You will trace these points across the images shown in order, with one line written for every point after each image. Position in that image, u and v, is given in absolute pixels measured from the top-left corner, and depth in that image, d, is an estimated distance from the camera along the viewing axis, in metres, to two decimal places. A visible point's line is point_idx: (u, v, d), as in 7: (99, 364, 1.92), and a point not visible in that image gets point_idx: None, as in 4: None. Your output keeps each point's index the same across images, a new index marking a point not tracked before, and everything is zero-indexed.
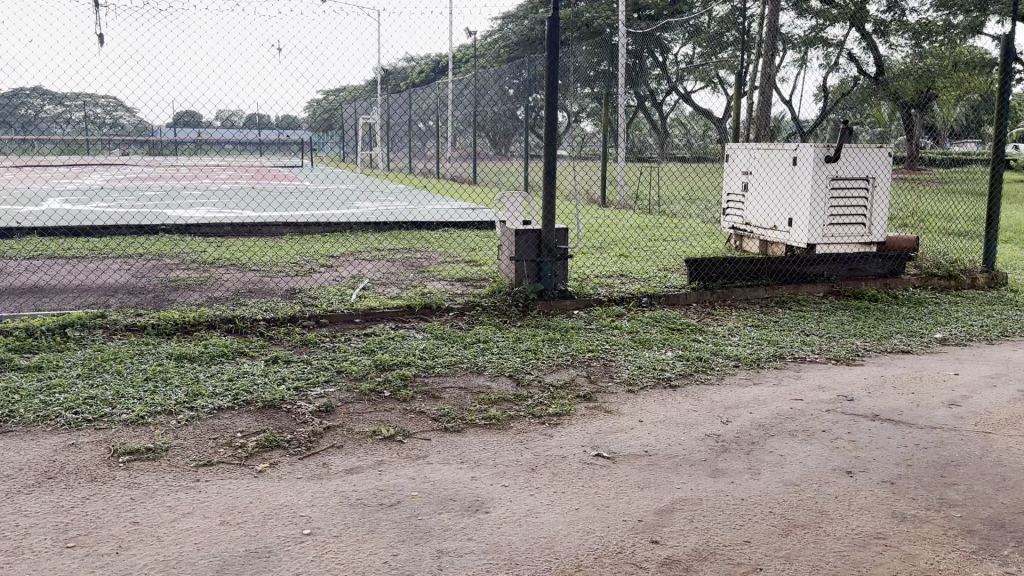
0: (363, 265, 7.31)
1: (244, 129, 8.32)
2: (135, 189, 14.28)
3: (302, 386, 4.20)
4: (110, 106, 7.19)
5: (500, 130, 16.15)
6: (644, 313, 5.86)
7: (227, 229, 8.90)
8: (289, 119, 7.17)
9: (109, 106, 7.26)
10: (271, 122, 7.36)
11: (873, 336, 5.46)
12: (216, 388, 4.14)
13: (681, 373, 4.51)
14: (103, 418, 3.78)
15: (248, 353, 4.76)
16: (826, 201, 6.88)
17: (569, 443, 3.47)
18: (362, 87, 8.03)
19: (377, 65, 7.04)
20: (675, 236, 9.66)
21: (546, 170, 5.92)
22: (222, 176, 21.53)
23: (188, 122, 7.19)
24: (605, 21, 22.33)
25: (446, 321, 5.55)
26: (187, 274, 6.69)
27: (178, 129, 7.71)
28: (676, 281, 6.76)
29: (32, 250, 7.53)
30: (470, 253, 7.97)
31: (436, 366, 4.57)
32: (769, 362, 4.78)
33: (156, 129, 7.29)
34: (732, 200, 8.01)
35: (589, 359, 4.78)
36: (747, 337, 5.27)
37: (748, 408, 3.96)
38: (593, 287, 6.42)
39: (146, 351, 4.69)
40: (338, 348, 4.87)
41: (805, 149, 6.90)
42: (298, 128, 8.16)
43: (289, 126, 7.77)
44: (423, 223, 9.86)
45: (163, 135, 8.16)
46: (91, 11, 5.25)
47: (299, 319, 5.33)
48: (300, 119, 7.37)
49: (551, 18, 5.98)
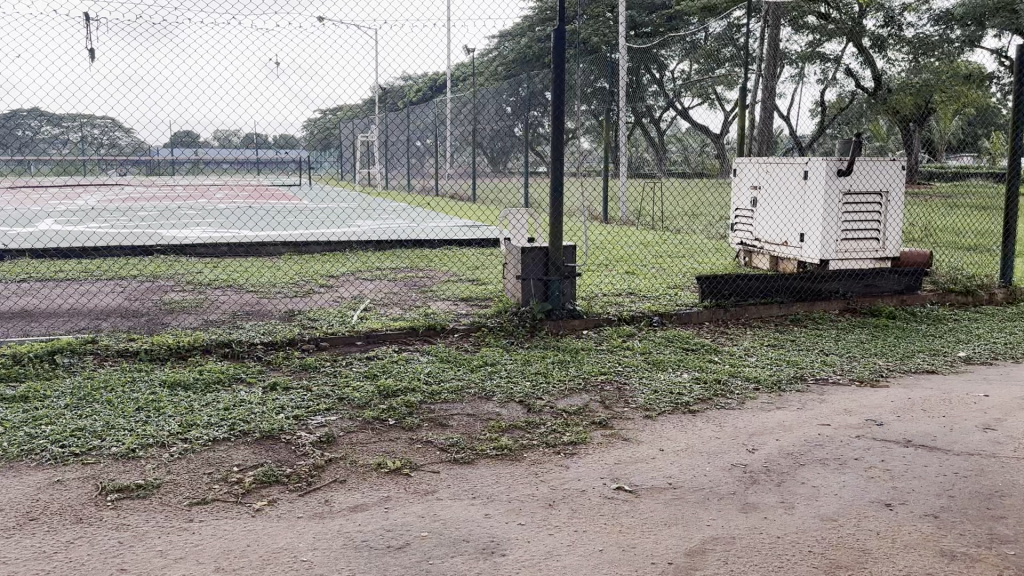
0: (364, 285, 7.12)
1: (242, 148, 8.13)
2: (130, 210, 14.09)
3: (302, 415, 3.98)
4: (106, 126, 7.00)
5: (499, 147, 16.03)
6: (656, 332, 5.66)
7: (225, 249, 8.70)
8: (289, 137, 6.96)
9: (105, 127, 7.06)
10: (270, 140, 7.16)
11: (895, 355, 5.27)
12: (211, 418, 3.92)
13: (699, 396, 4.30)
14: (91, 452, 3.56)
15: (245, 379, 4.55)
16: (838, 216, 6.71)
17: (588, 475, 3.25)
18: (363, 103, 7.84)
19: (378, 80, 6.84)
20: (681, 252, 9.47)
21: (552, 187, 5.73)
22: (219, 195, 21.40)
23: (186, 140, 6.99)
24: (603, 38, 22.32)
25: (452, 343, 5.35)
26: (182, 296, 6.48)
27: (176, 149, 7.52)
28: (687, 298, 6.55)
29: (24, 272, 7.32)
30: (473, 272, 7.78)
31: (442, 392, 4.36)
32: (790, 384, 4.57)
33: (153, 149, 7.09)
34: (741, 215, 7.85)
35: (602, 382, 4.57)
36: (765, 357, 5.07)
37: (773, 435, 3.76)
38: (602, 306, 6.23)
39: (138, 378, 4.48)
40: (340, 373, 4.65)
41: (816, 163, 6.72)
42: (298, 146, 7.96)
43: (289, 145, 7.58)
44: (424, 241, 9.67)
45: (160, 155, 7.97)
46: (82, 25, 5.02)
47: (298, 343, 5.12)
48: (299, 137, 7.16)
49: (556, 30, 5.81)
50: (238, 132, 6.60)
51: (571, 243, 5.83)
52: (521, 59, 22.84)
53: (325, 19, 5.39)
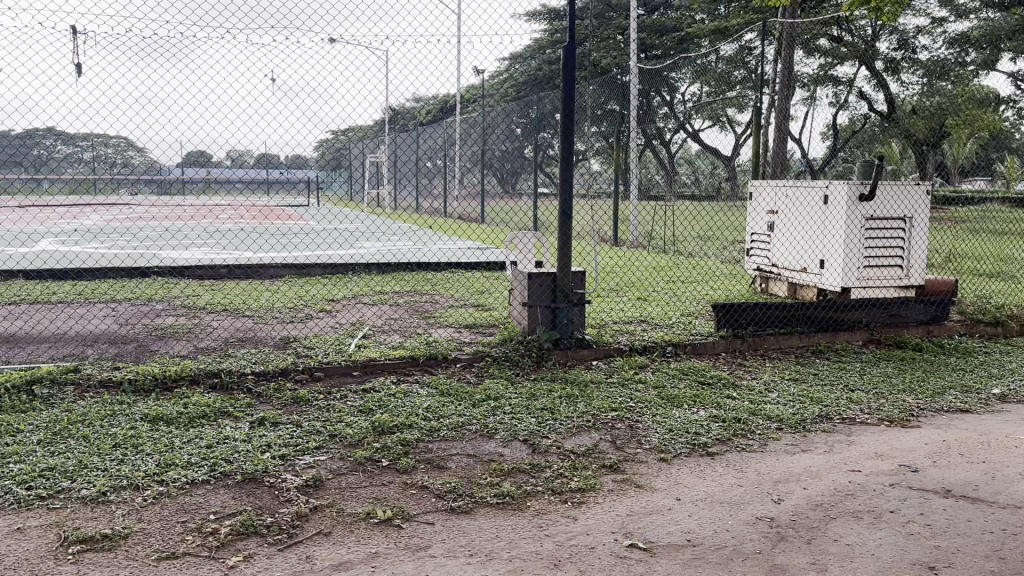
0: (366, 310, 6.86)
1: (253, 169, 7.94)
2: (133, 230, 13.90)
3: (289, 454, 3.70)
4: (117, 146, 6.81)
5: (507, 168, 15.83)
6: (670, 364, 5.37)
7: (225, 271, 8.48)
8: (299, 158, 6.72)
9: (118, 147, 6.88)
10: (281, 162, 6.94)
11: (925, 392, 4.96)
12: (192, 458, 3.64)
13: (718, 437, 4.00)
14: (58, 495, 3.28)
15: (232, 413, 4.27)
16: (860, 242, 6.43)
17: (597, 529, 2.95)
18: (375, 123, 7.61)
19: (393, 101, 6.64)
20: (694, 277, 9.19)
21: (560, 211, 5.46)
22: (225, 215, 21.28)
23: (198, 160, 6.74)
24: (613, 61, 22.21)
25: (454, 374, 5.06)
26: (176, 321, 6.23)
27: (186, 169, 7.31)
28: (703, 327, 6.24)
29: (16, 294, 7.10)
30: (479, 297, 7.52)
31: (441, 428, 4.07)
32: (814, 423, 4.29)
33: (166, 169, 6.89)
34: (757, 241, 7.59)
35: (613, 419, 4.28)
36: (786, 393, 4.78)
37: (799, 483, 3.46)
38: (613, 334, 5.95)
39: (119, 412, 4.21)
40: (333, 407, 4.37)
41: (838, 186, 6.45)
42: (307, 168, 7.73)
43: (299, 165, 7.33)
44: (429, 264, 9.43)
45: (171, 176, 7.78)
46: (69, 39, 4.65)
47: (291, 373, 4.86)
48: (309, 158, 6.92)
49: (567, 48, 5.58)
50: (249, 153, 6.37)
51: (580, 268, 5.55)
52: (531, 80, 22.77)
53: (334, 41, 5.14)
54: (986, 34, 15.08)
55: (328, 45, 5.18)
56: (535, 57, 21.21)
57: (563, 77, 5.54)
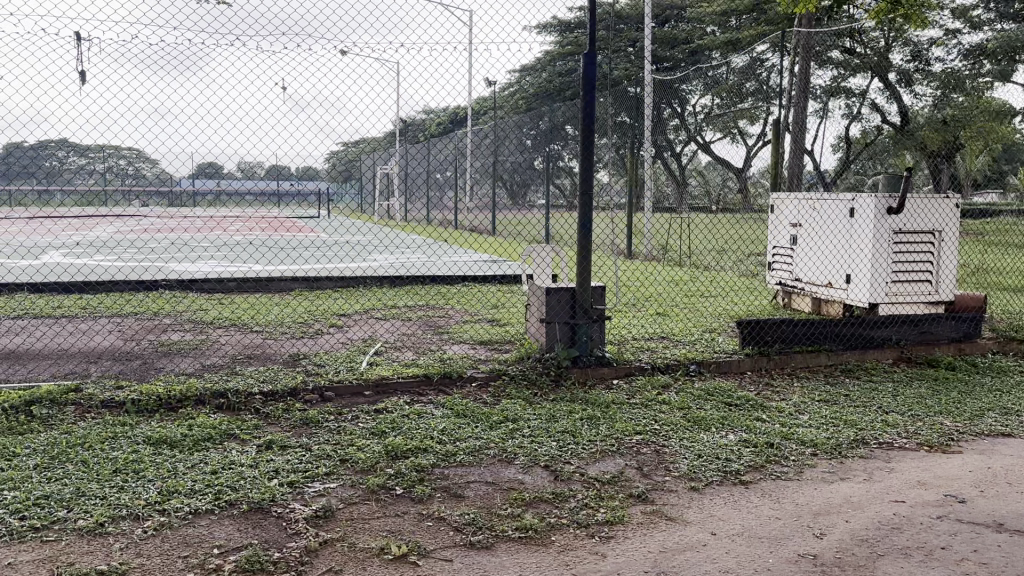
0: (378, 325, 6.67)
1: (265, 181, 7.79)
2: (141, 242, 13.79)
3: (298, 481, 3.51)
4: (127, 159, 6.67)
5: (518, 180, 15.66)
6: (694, 383, 5.15)
7: (234, 284, 8.32)
8: (312, 170, 6.55)
9: (127, 160, 6.74)
10: (294, 173, 6.77)
11: (963, 414, 4.73)
12: (195, 485, 3.45)
13: (751, 464, 3.81)
14: (52, 526, 3.10)
15: (239, 436, 4.08)
16: (889, 256, 6.22)
17: (628, 568, 2.75)
18: (389, 134, 7.44)
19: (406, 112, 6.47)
20: (713, 291, 8.98)
21: (580, 224, 5.27)
22: (234, 227, 21.18)
23: (209, 171, 6.58)
24: (625, 73, 22.07)
25: (469, 394, 4.86)
26: (183, 337, 6.05)
27: (198, 181, 7.16)
28: (726, 344, 6.04)
29: (20, 308, 6.94)
30: (494, 311, 7.33)
31: (458, 453, 3.87)
32: (850, 450, 4.10)
33: (176, 181, 6.74)
34: (779, 254, 7.42)
35: (638, 443, 4.07)
36: (818, 416, 4.58)
37: (840, 517, 3.25)
38: (633, 351, 5.74)
39: (121, 434, 4.02)
40: (343, 429, 4.17)
41: (865, 200, 6.27)
42: (319, 179, 7.57)
43: (311, 177, 7.16)
44: (441, 277, 9.25)
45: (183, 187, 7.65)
46: (73, 46, 4.48)
47: (301, 393, 4.66)
48: (321, 170, 6.74)
49: (586, 58, 5.40)
50: (261, 165, 6.21)
51: (599, 283, 5.34)
52: (541, 92, 22.61)
53: (347, 52, 4.97)
54: (1003, 45, 14.70)
55: (343, 55, 5.00)
56: (546, 69, 21.05)
57: (582, 87, 5.37)
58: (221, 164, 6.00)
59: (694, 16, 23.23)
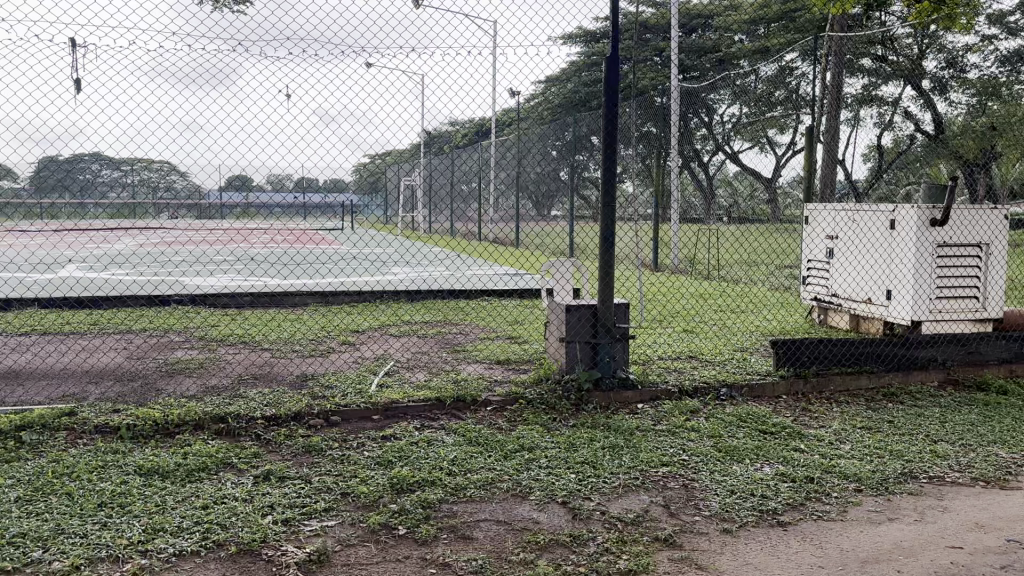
0: (391, 343, 6.41)
1: (288, 194, 7.59)
2: (159, 256, 13.68)
3: (295, 519, 3.24)
4: (148, 178, 6.46)
5: (542, 191, 15.38)
6: (725, 408, 4.82)
7: (247, 299, 8.12)
8: (337, 182, 6.30)
9: (146, 179, 6.54)
10: (318, 186, 6.54)
11: (1019, 444, 4.36)
12: (184, 522, 3.19)
13: (789, 503, 3.50)
14: (23, 569, 2.84)
15: (236, 465, 3.82)
16: (932, 271, 5.85)
17: None
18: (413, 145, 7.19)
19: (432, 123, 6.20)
20: (742, 306, 8.62)
21: (602, 239, 4.96)
22: (258, 240, 21.11)
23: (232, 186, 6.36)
24: (651, 82, 21.76)
25: (483, 419, 4.57)
26: (190, 355, 5.82)
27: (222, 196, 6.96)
28: (759, 364, 5.69)
29: (28, 325, 6.77)
30: (513, 328, 7.04)
31: (468, 486, 3.58)
32: (897, 486, 3.76)
33: (198, 195, 6.53)
34: (815, 267, 7.07)
35: (665, 476, 3.75)
36: (860, 447, 4.24)
37: (890, 566, 2.92)
38: (659, 373, 5.41)
39: (111, 462, 3.78)
40: (348, 458, 3.90)
41: (906, 211, 5.91)
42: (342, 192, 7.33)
43: (335, 190, 6.92)
44: (460, 291, 8.98)
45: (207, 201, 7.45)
46: (69, 52, 4.20)
47: (305, 417, 4.40)
48: (346, 183, 6.50)
49: (609, 62, 5.07)
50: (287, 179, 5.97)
51: (623, 301, 5.02)
52: (566, 103, 22.37)
53: (369, 65, 4.71)
54: None
55: (365, 68, 4.74)
56: (570, 80, 20.79)
57: (604, 92, 5.07)
58: (243, 179, 5.74)
59: (721, 26, 22.92)
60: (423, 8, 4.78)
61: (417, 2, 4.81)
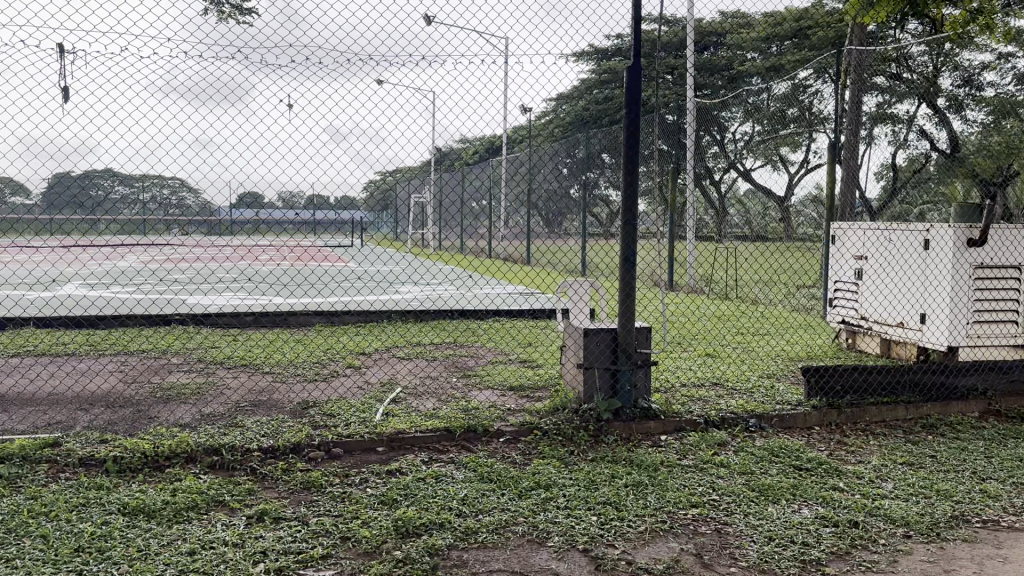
0: (398, 366, 6.13)
1: (299, 211, 7.35)
2: (161, 274, 13.44)
3: (290, 569, 2.93)
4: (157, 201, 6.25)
5: (555, 208, 15.12)
6: (755, 441, 4.50)
7: (251, 319, 7.87)
8: (349, 199, 6.05)
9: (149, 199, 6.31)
10: (330, 202, 6.29)
11: None
12: (167, 571, 2.89)
13: (833, 551, 3.18)
14: None
15: (228, 504, 3.52)
16: (970, 294, 5.51)
17: None
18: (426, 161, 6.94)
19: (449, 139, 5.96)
20: (763, 328, 8.31)
21: (622, 259, 4.67)
22: (265, 256, 20.88)
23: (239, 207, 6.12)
24: (664, 101, 21.51)
25: (496, 451, 4.26)
26: (187, 379, 5.54)
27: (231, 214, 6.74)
28: (788, 393, 5.36)
29: (22, 345, 6.51)
30: (527, 351, 6.74)
31: (481, 529, 3.27)
32: (950, 532, 3.42)
33: (204, 215, 6.31)
34: (842, 289, 6.78)
35: (695, 519, 3.44)
36: (904, 486, 3.91)
37: None
38: (683, 401, 5.09)
39: (93, 500, 3.49)
40: (350, 496, 3.60)
41: (942, 230, 5.60)
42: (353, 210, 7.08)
43: (346, 207, 6.66)
44: (470, 310, 8.70)
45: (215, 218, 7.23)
46: (55, 58, 3.94)
47: (305, 449, 4.11)
48: (359, 199, 6.25)
49: (630, 72, 4.78)
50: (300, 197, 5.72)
51: (645, 324, 4.71)
52: (578, 121, 22.14)
53: (381, 82, 4.40)
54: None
55: (376, 84, 4.45)
56: (582, 98, 20.56)
57: (626, 101, 4.79)
58: (248, 199, 5.48)
59: (734, 44, 22.66)
60: (435, 23, 4.50)
61: (429, 19, 4.53)
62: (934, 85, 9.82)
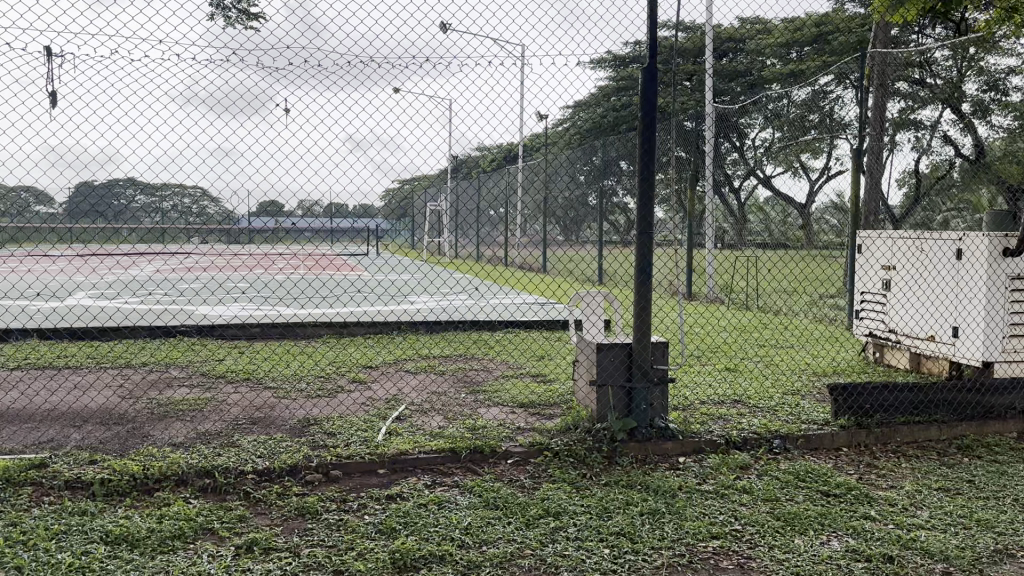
0: (405, 381, 5.91)
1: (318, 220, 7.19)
2: (173, 282, 13.32)
3: None
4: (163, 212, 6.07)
5: (572, 216, 14.90)
6: (779, 464, 4.23)
7: (257, 331, 7.70)
8: (364, 207, 5.85)
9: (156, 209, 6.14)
10: (346, 212, 6.09)
11: None
12: None
13: None
14: None
15: (217, 531, 3.31)
16: (1004, 307, 5.21)
17: None
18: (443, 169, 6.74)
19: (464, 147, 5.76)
20: (785, 340, 8.03)
21: (637, 270, 4.42)
22: (280, 265, 20.79)
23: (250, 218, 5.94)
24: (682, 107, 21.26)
25: (504, 474, 4.03)
26: (187, 394, 5.36)
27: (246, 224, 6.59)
28: (814, 412, 5.08)
29: (21, 358, 6.36)
30: (540, 365, 6.50)
31: (484, 563, 3.03)
32: (995, 567, 3.15)
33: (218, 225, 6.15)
34: (868, 301, 6.51)
35: (716, 552, 3.19)
36: (941, 515, 3.63)
37: None
38: (702, 420, 4.83)
39: (75, 527, 3.29)
40: (348, 524, 3.38)
41: (975, 239, 5.31)
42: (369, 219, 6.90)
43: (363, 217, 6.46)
44: (483, 322, 8.48)
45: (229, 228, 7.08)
46: (42, 63, 3.75)
47: (302, 471, 3.90)
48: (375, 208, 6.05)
49: (645, 73, 4.54)
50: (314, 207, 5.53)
51: (662, 339, 4.47)
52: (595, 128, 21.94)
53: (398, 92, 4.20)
54: None
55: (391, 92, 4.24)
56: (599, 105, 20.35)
57: (641, 107, 4.53)
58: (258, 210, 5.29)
59: (754, 49, 22.41)
60: (452, 30, 4.28)
61: (444, 26, 4.32)
62: (958, 90, 9.21)
